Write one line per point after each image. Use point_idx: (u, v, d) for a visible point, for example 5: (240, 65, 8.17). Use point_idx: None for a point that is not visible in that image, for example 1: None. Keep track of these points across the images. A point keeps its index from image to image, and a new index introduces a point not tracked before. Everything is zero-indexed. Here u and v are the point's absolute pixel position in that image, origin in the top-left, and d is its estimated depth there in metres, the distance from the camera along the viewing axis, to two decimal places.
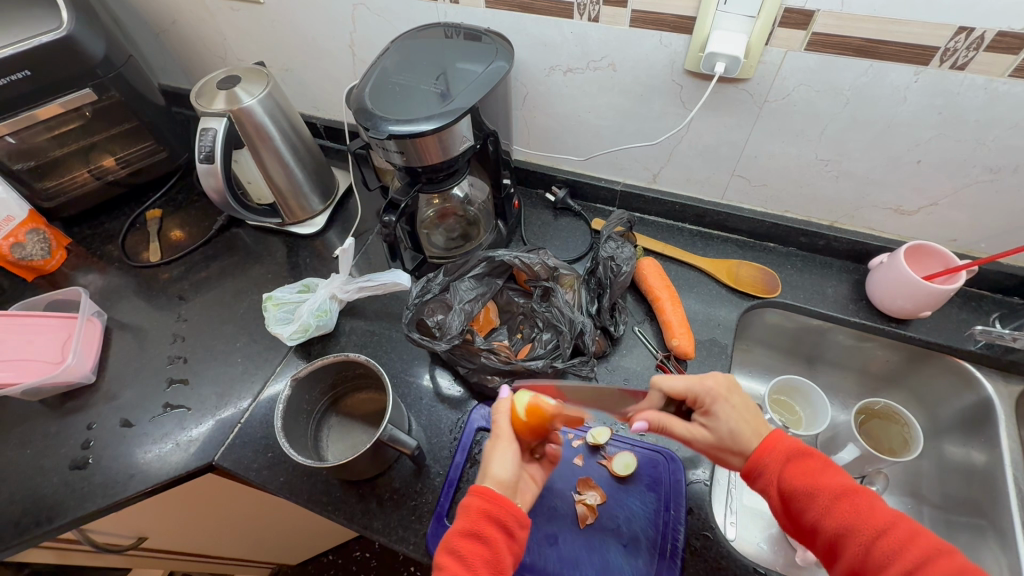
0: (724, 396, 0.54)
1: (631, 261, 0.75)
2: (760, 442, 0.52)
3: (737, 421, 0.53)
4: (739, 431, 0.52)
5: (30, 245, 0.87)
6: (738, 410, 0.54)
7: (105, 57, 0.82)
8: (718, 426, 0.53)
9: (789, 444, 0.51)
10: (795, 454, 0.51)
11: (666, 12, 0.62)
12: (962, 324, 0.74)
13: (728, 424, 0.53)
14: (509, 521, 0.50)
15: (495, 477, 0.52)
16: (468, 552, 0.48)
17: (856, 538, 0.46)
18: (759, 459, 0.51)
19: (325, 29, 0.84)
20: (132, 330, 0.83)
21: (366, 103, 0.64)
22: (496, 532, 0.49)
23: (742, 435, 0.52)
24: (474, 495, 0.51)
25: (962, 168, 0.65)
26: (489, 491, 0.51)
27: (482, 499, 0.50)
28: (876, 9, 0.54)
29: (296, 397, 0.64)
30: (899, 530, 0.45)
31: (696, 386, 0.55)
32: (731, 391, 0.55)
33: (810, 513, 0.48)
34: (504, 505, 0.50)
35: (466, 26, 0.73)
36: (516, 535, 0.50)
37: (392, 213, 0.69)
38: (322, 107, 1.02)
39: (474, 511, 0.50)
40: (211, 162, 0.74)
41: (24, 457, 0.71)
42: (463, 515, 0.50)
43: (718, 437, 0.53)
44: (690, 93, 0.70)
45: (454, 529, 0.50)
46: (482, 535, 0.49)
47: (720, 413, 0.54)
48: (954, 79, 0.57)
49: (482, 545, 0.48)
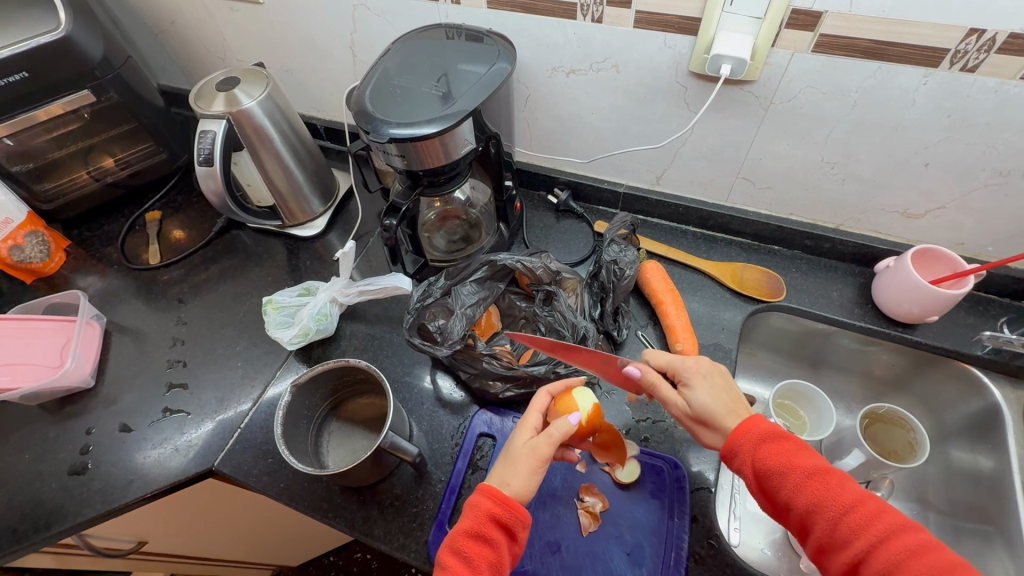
0: (701, 374, 0.55)
1: (634, 264, 0.74)
2: (737, 422, 0.52)
3: (713, 398, 0.54)
4: (713, 408, 0.53)
5: (29, 247, 0.87)
6: (715, 387, 0.55)
7: (103, 58, 0.82)
8: (693, 400, 0.54)
9: (764, 424, 0.51)
10: (769, 434, 0.50)
11: (671, 13, 0.61)
12: (969, 329, 0.73)
13: (706, 399, 0.54)
14: (517, 527, 0.49)
15: (514, 487, 0.50)
16: (474, 554, 0.47)
17: (825, 515, 0.45)
18: (734, 439, 0.51)
19: (325, 29, 0.83)
20: (131, 333, 0.83)
21: (366, 106, 0.63)
22: (503, 534, 0.48)
23: (716, 410, 0.53)
24: (483, 494, 0.49)
25: (971, 172, 0.64)
26: (503, 495, 0.49)
27: (493, 502, 0.49)
28: (885, 10, 0.53)
29: (297, 402, 0.63)
30: (868, 507, 0.44)
31: (676, 363, 0.57)
32: (712, 373, 0.56)
33: (782, 491, 0.48)
34: (512, 510, 0.49)
35: (468, 27, 0.72)
36: (519, 538, 0.50)
37: (393, 216, 0.68)
38: (322, 108, 1.01)
39: (482, 513, 0.49)
40: (210, 164, 0.74)
41: (23, 462, 0.71)
42: (469, 515, 0.49)
43: (693, 409, 0.55)
44: (695, 95, 0.69)
45: (459, 528, 0.49)
46: (489, 537, 0.48)
47: (697, 388, 0.55)
48: (964, 81, 0.56)
49: (488, 548, 0.48)
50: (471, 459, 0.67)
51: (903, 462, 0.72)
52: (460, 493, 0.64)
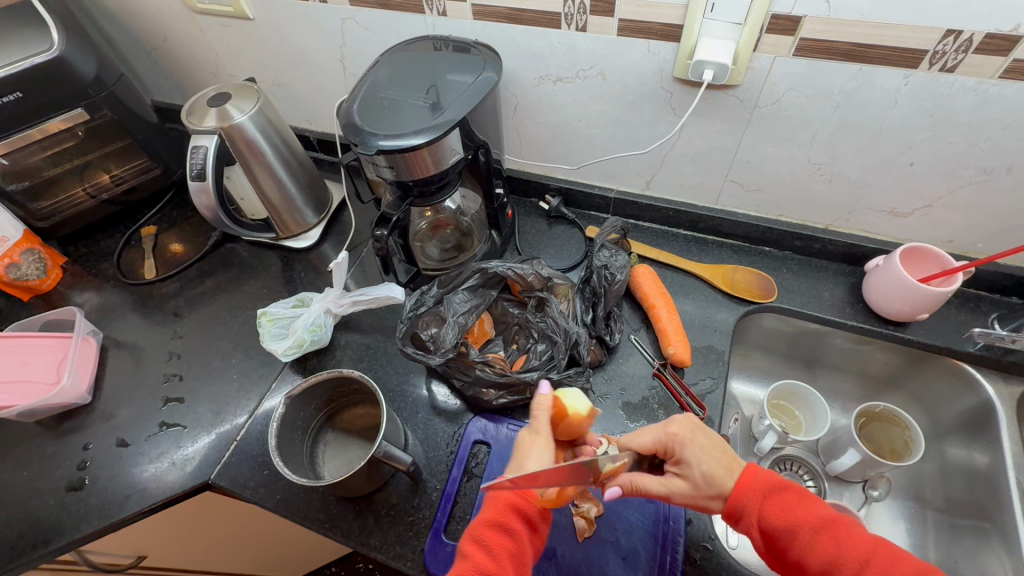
0: (692, 435, 0.52)
1: (625, 269, 0.75)
2: (736, 481, 0.51)
3: (709, 463, 0.51)
4: (713, 474, 0.51)
5: (25, 265, 0.87)
6: (707, 449, 0.52)
7: (97, 77, 0.83)
8: (692, 472, 0.51)
9: (763, 477, 0.51)
10: (771, 488, 0.50)
11: (654, 20, 0.62)
12: (961, 325, 0.74)
13: (702, 468, 0.51)
14: (536, 517, 0.51)
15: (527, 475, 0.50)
16: (494, 543, 0.48)
17: (840, 570, 0.45)
18: (739, 499, 0.50)
19: (314, 43, 0.84)
20: (127, 348, 0.83)
21: (355, 119, 0.64)
22: (522, 524, 0.50)
23: (717, 476, 0.51)
24: (503, 486, 0.52)
25: (955, 169, 0.65)
26: (522, 485, 0.52)
27: (512, 492, 0.51)
28: (863, 13, 0.54)
29: (291, 414, 0.64)
30: (881, 557, 0.45)
31: (663, 432, 0.53)
32: (698, 432, 0.53)
33: (796, 550, 0.47)
34: (530, 499, 0.51)
35: (454, 38, 0.73)
36: (539, 530, 0.51)
37: (384, 227, 0.69)
38: (315, 120, 1.02)
39: (501, 502, 0.51)
40: (202, 179, 0.75)
41: (20, 479, 0.71)
42: (490, 505, 0.51)
43: (695, 483, 0.51)
44: (680, 100, 0.69)
45: (479, 519, 0.50)
46: (509, 527, 0.49)
47: (691, 458, 0.51)
48: (944, 81, 0.56)
49: (507, 537, 0.49)
50: (466, 466, 0.67)
51: (900, 459, 0.71)
52: (456, 501, 0.64)
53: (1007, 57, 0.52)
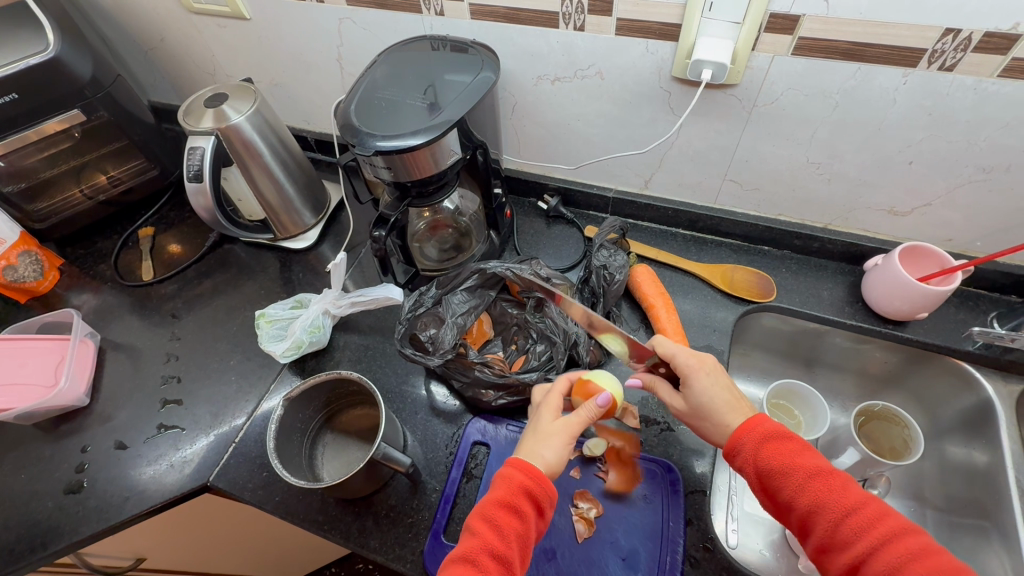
0: (698, 371, 0.55)
1: (623, 269, 0.75)
2: (738, 422, 0.52)
3: (711, 396, 0.54)
4: (712, 404, 0.54)
5: (22, 267, 0.87)
6: (714, 386, 0.55)
7: (93, 78, 0.82)
8: (693, 398, 0.55)
9: (769, 425, 0.51)
10: (775, 435, 0.50)
11: (652, 19, 0.62)
12: (960, 324, 0.74)
13: (702, 397, 0.55)
14: (545, 503, 0.49)
15: (546, 459, 0.51)
16: (504, 523, 0.47)
17: (826, 515, 0.46)
18: (737, 437, 0.51)
19: (311, 43, 0.84)
20: (125, 350, 0.83)
21: (352, 120, 0.64)
22: (532, 508, 0.49)
23: (715, 408, 0.54)
24: (514, 468, 0.50)
25: (954, 168, 0.65)
26: (537, 470, 0.50)
27: (526, 475, 0.49)
28: (862, 12, 0.54)
29: (290, 416, 0.63)
30: (870, 510, 0.44)
31: (677, 355, 0.57)
32: (715, 371, 0.56)
33: (785, 490, 0.48)
34: (542, 483, 0.49)
35: (452, 38, 0.72)
36: (546, 515, 0.50)
37: (382, 227, 0.69)
38: (312, 120, 1.02)
39: (514, 484, 0.49)
40: (200, 180, 0.74)
41: (18, 482, 0.71)
42: (500, 486, 0.50)
43: (692, 405, 0.56)
44: (679, 99, 0.69)
45: (490, 498, 0.49)
46: (519, 510, 0.48)
47: (698, 386, 0.55)
48: (943, 80, 0.56)
49: (516, 519, 0.48)
50: (465, 467, 0.67)
51: (900, 458, 0.71)
52: (455, 503, 0.64)
53: (1006, 55, 0.52)
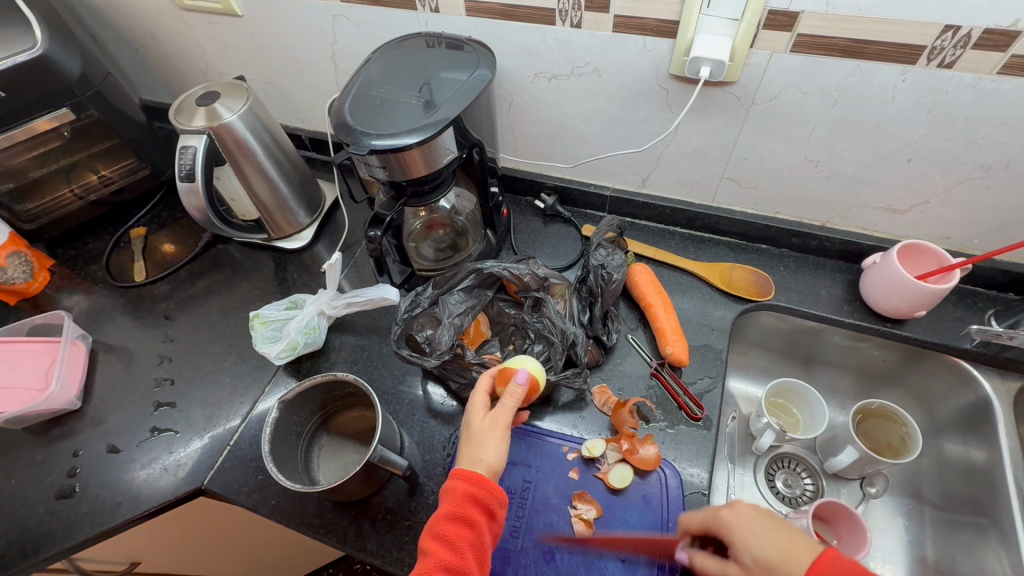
0: (738, 518, 0.48)
1: (622, 268, 0.74)
2: (806, 565, 0.44)
3: (765, 544, 0.46)
4: (767, 554, 0.45)
5: (12, 268, 0.85)
6: (757, 530, 0.47)
7: (82, 76, 0.81)
8: (743, 556, 0.47)
9: (843, 563, 0.43)
10: (853, 573, 0.42)
11: (649, 17, 0.61)
12: (958, 322, 0.74)
13: (757, 549, 0.46)
14: (495, 506, 0.50)
15: (487, 464, 0.51)
16: (456, 536, 0.48)
17: None
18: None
19: (305, 40, 0.83)
20: (118, 352, 0.82)
21: (346, 118, 0.63)
22: (482, 514, 0.49)
23: (773, 560, 0.45)
24: (458, 478, 0.50)
25: (953, 165, 0.64)
26: (477, 475, 0.50)
27: (468, 484, 0.49)
28: (861, 9, 0.53)
29: (284, 419, 0.62)
30: None
31: (709, 512, 0.51)
32: (753, 515, 0.49)
33: None
34: (488, 489, 0.49)
35: (447, 35, 0.71)
36: (498, 515, 0.50)
37: (377, 227, 0.68)
38: (307, 119, 1.01)
39: (459, 495, 0.49)
40: (192, 180, 0.73)
41: (9, 487, 0.70)
42: (448, 499, 0.50)
43: (749, 567, 0.46)
44: (676, 97, 0.69)
45: (439, 513, 0.49)
46: (469, 519, 0.48)
47: (740, 539, 0.47)
48: (942, 77, 0.56)
49: (468, 529, 0.48)
50: None
51: (899, 456, 0.71)
52: None
53: (1005, 52, 0.52)
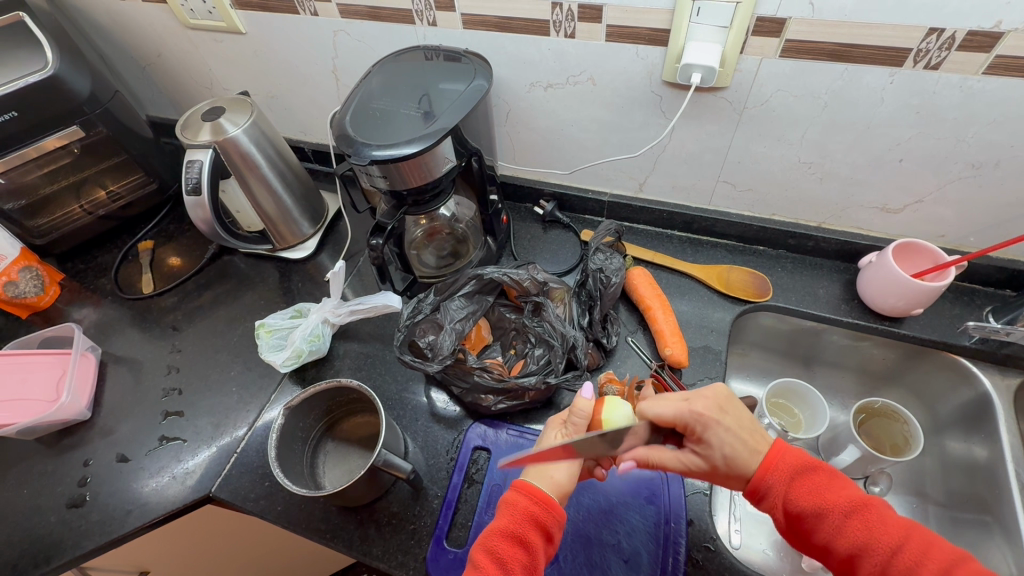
0: (713, 423, 0.50)
1: (620, 271, 0.75)
2: (763, 463, 0.49)
3: (732, 445, 0.49)
4: (735, 457, 0.49)
5: (23, 282, 0.87)
6: (732, 431, 0.50)
7: (92, 94, 0.83)
8: (713, 453, 0.50)
9: (793, 459, 0.49)
10: (798, 469, 0.49)
11: (641, 26, 0.63)
12: (956, 319, 0.74)
13: (723, 452, 0.49)
14: (554, 529, 0.49)
15: (553, 485, 0.51)
16: (508, 555, 0.47)
17: (872, 557, 0.45)
18: (763, 481, 0.49)
19: (307, 55, 0.85)
20: (127, 363, 0.83)
21: (348, 130, 0.65)
22: (539, 536, 0.49)
23: (740, 460, 0.49)
24: (520, 493, 0.50)
25: (944, 165, 0.65)
26: (543, 496, 0.50)
27: (531, 501, 0.50)
28: (846, 14, 0.54)
29: (290, 425, 0.63)
30: (915, 544, 0.44)
31: (680, 415, 0.51)
32: (725, 413, 0.51)
33: (823, 532, 0.47)
34: (552, 512, 0.49)
35: (445, 48, 0.73)
36: (554, 539, 0.50)
37: (379, 235, 0.69)
38: (309, 132, 1.03)
39: (519, 512, 0.49)
40: (198, 193, 0.75)
41: (21, 497, 0.71)
42: (505, 514, 0.50)
43: (714, 463, 0.50)
44: (669, 103, 0.70)
45: (493, 527, 0.49)
46: (525, 539, 0.48)
47: (713, 438, 0.50)
48: (929, 78, 0.57)
49: (523, 550, 0.48)
50: (467, 472, 0.67)
51: (902, 454, 0.71)
52: (457, 508, 0.64)
53: (989, 53, 0.53)
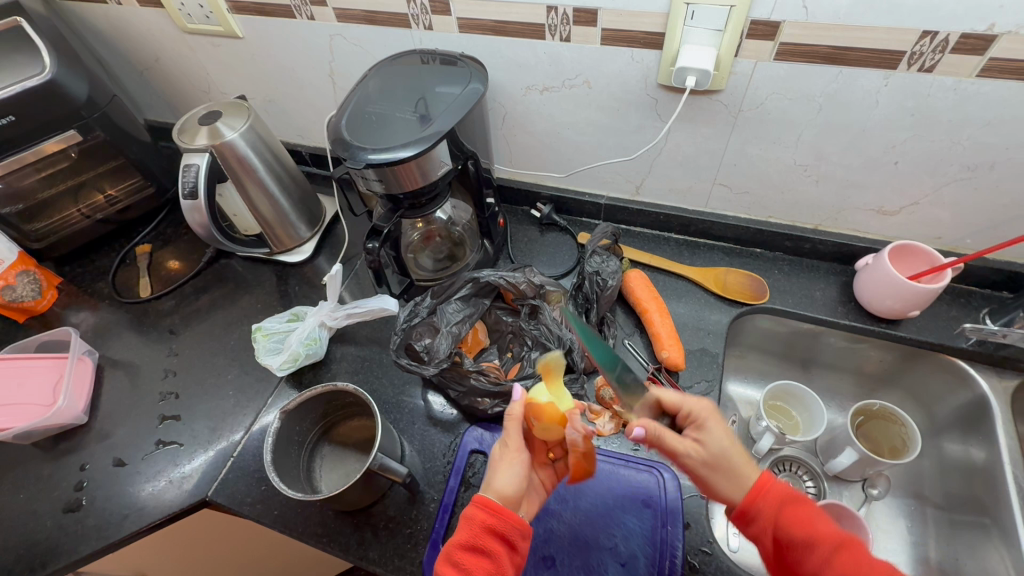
0: (712, 416, 0.51)
1: (617, 274, 0.75)
2: (756, 481, 0.49)
3: (728, 443, 0.50)
4: (732, 452, 0.50)
5: (20, 287, 0.87)
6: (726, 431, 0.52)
7: (89, 99, 0.84)
8: (713, 444, 0.50)
9: (783, 488, 0.48)
10: (789, 497, 0.48)
11: (635, 29, 0.63)
12: (952, 322, 0.74)
13: (719, 448, 0.50)
14: (514, 536, 0.49)
15: (497, 489, 0.51)
16: (472, 565, 0.47)
17: None
18: (754, 502, 0.48)
19: (304, 60, 0.85)
20: (124, 366, 0.83)
21: (344, 134, 0.65)
22: (500, 544, 0.48)
23: (736, 457, 0.50)
24: (476, 506, 0.50)
25: (939, 167, 0.65)
26: (494, 504, 0.49)
27: (486, 512, 0.49)
28: (840, 17, 0.55)
29: (286, 429, 0.63)
30: None
31: (685, 401, 0.52)
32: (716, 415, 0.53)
33: (808, 564, 0.44)
34: (506, 518, 0.49)
35: (442, 52, 0.74)
36: (519, 546, 0.49)
37: (375, 238, 0.69)
38: (307, 135, 1.03)
39: (476, 525, 0.48)
40: (194, 198, 0.75)
41: (17, 502, 0.71)
42: (464, 528, 0.49)
43: (714, 453, 0.50)
44: (665, 106, 0.70)
45: (454, 541, 0.49)
46: (487, 549, 0.48)
47: (713, 429, 0.51)
48: (924, 81, 0.57)
49: (487, 559, 0.47)
50: (463, 476, 0.67)
51: (899, 457, 0.71)
52: (453, 512, 0.64)
53: (983, 56, 0.53)
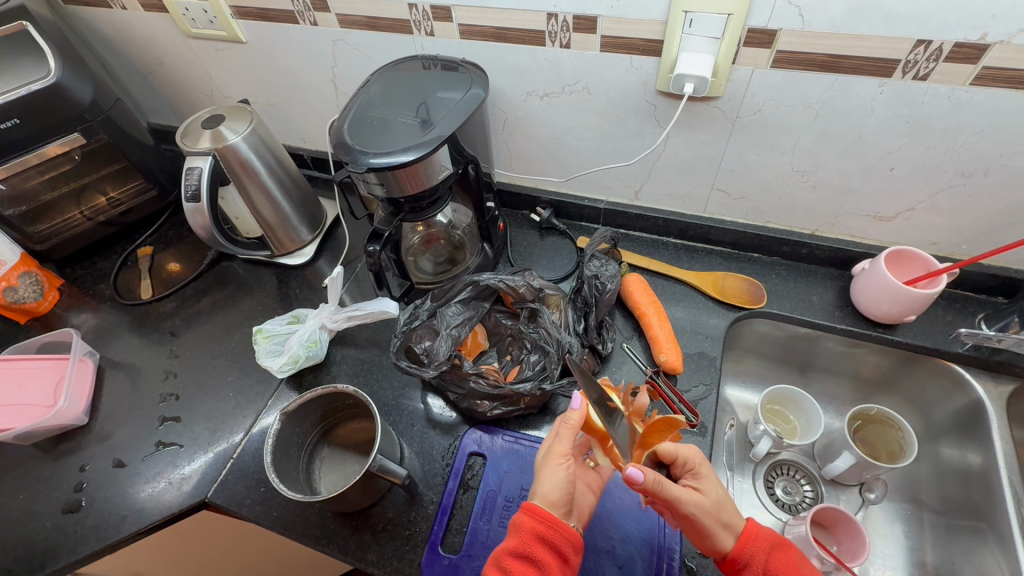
0: (705, 462, 0.54)
1: (615, 278, 0.76)
2: (745, 527, 0.52)
3: (721, 490, 0.53)
4: (725, 501, 0.52)
5: (23, 288, 0.88)
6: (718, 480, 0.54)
7: (93, 102, 0.84)
8: (709, 491, 0.52)
9: (768, 533, 0.52)
10: (774, 542, 0.51)
11: (633, 36, 0.63)
12: (948, 327, 0.75)
13: (718, 492, 0.53)
14: (564, 545, 0.49)
15: (541, 494, 0.51)
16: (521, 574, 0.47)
17: None
18: (746, 546, 0.50)
19: (307, 65, 0.86)
20: (125, 368, 0.84)
21: (345, 138, 0.65)
22: (548, 554, 0.48)
23: (729, 507, 0.52)
24: (525, 513, 0.50)
25: (935, 173, 0.66)
26: (544, 511, 0.50)
27: (535, 520, 0.49)
28: (836, 26, 0.55)
29: (286, 431, 0.64)
30: None
31: (680, 448, 0.54)
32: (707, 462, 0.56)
33: None
34: (554, 526, 0.49)
35: (443, 58, 0.74)
36: (570, 559, 0.49)
37: (376, 242, 0.70)
38: (308, 139, 1.04)
39: (526, 532, 0.49)
40: (197, 200, 0.76)
41: (17, 502, 0.71)
42: (514, 534, 0.49)
43: (713, 503, 0.51)
44: (663, 112, 0.71)
45: (503, 546, 0.49)
46: (535, 558, 0.48)
47: (708, 477, 0.53)
48: (918, 88, 0.58)
49: (534, 568, 0.47)
50: (462, 478, 0.67)
51: (897, 460, 0.71)
52: (452, 514, 0.65)
53: (976, 64, 0.54)
